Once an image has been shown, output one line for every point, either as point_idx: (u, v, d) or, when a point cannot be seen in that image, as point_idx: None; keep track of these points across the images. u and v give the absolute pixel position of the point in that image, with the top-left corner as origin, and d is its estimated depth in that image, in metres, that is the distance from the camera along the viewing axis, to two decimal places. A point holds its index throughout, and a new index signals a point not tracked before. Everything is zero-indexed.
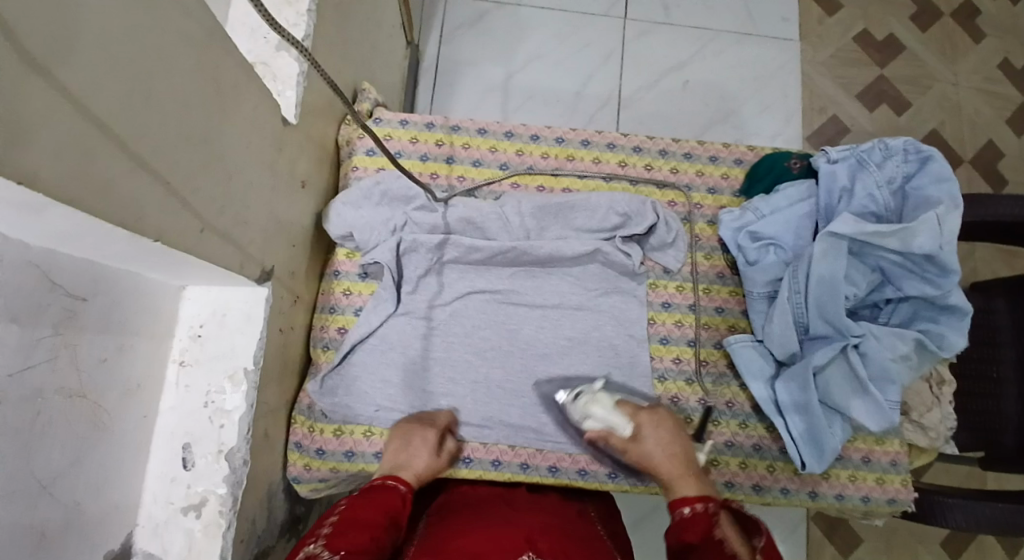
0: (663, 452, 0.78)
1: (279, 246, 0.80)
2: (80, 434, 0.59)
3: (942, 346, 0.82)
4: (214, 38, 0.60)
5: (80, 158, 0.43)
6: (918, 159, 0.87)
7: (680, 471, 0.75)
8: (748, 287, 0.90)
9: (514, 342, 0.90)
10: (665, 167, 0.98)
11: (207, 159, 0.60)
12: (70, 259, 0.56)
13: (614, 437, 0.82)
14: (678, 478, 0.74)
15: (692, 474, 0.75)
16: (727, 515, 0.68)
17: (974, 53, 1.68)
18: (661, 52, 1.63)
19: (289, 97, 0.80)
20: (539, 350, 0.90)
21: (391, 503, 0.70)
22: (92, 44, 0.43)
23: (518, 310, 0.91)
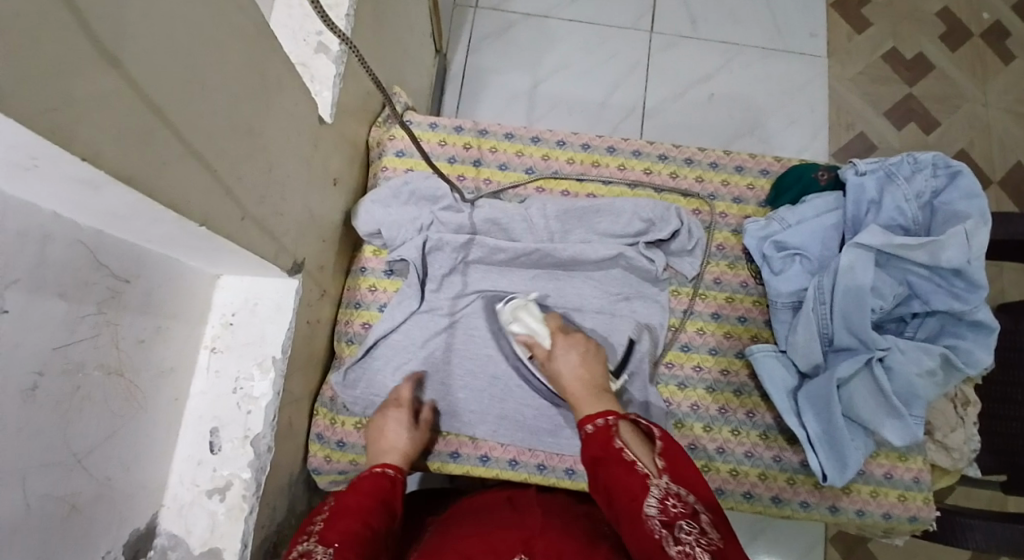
0: (572, 377, 0.78)
1: (309, 239, 0.81)
2: (115, 411, 0.61)
3: (969, 363, 0.81)
4: (263, 33, 0.62)
5: (137, 139, 0.45)
6: (948, 173, 0.86)
7: (582, 393, 0.76)
8: (772, 297, 0.89)
9: None
10: (690, 175, 0.98)
11: (250, 149, 0.62)
12: (116, 240, 0.58)
13: (536, 343, 0.84)
14: (580, 394, 0.76)
15: (599, 395, 0.76)
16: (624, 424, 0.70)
17: (1005, 73, 1.67)
18: (687, 65, 1.64)
19: (326, 96, 0.82)
20: None
21: (380, 486, 0.74)
22: (153, 31, 0.45)
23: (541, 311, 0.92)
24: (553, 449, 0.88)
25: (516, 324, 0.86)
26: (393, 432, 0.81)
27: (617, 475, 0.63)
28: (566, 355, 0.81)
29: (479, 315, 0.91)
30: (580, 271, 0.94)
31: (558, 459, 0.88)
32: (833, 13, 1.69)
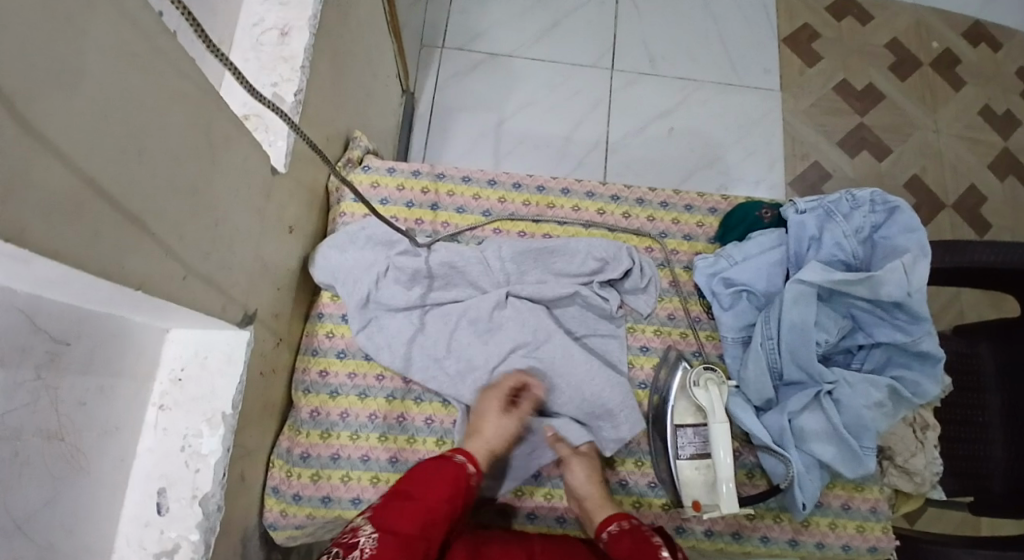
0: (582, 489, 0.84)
1: (263, 289, 0.82)
2: (55, 474, 0.61)
3: (915, 392, 0.83)
4: (208, 96, 0.64)
5: (66, 212, 0.46)
6: (885, 209, 0.89)
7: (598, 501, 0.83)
8: (723, 332, 0.92)
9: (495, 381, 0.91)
10: (642, 215, 1.01)
11: (195, 209, 0.63)
12: (55, 305, 0.59)
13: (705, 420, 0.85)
14: (595, 503, 0.83)
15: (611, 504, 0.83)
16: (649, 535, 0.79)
17: (953, 101, 1.73)
18: (649, 101, 1.69)
19: (279, 147, 0.83)
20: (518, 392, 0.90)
21: (452, 481, 0.80)
22: (86, 106, 0.46)
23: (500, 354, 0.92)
24: (514, 492, 0.88)
25: (701, 392, 0.86)
26: (500, 430, 0.86)
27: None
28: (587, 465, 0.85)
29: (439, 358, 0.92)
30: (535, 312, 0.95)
31: (520, 504, 0.88)
32: (786, 49, 1.75)
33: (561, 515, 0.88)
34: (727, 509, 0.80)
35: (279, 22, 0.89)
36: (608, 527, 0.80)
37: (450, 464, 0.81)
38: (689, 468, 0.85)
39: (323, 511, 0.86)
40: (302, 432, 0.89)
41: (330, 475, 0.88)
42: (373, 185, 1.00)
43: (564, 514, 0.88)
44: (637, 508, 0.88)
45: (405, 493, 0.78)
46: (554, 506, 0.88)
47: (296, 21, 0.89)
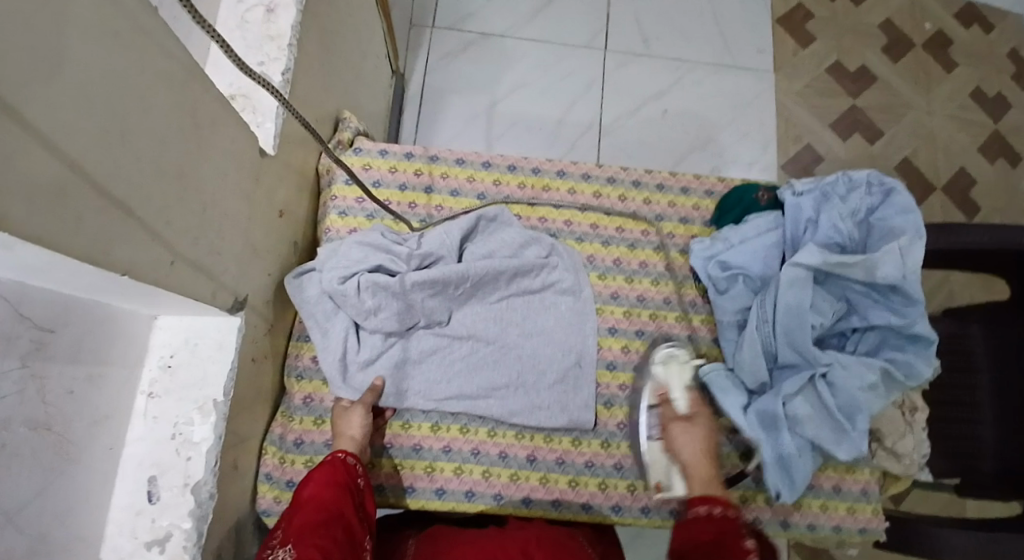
0: (694, 456, 0.81)
1: (254, 274, 0.81)
2: (45, 464, 0.60)
3: (908, 375, 0.84)
4: (193, 75, 0.61)
5: (49, 195, 0.44)
6: (882, 192, 0.89)
7: (705, 475, 0.80)
8: (718, 316, 0.91)
9: (493, 346, 0.90)
10: (638, 198, 1.00)
11: (181, 191, 0.61)
12: (38, 291, 0.58)
13: (668, 397, 0.86)
14: (698, 478, 0.79)
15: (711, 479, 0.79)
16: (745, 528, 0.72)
17: (946, 83, 1.73)
18: (642, 82, 1.67)
19: (268, 128, 0.81)
20: (513, 364, 0.90)
21: (339, 475, 0.76)
22: (67, 87, 0.45)
23: (503, 324, 0.91)
24: (509, 476, 0.87)
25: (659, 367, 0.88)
26: (359, 424, 0.83)
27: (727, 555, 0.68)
28: (699, 435, 0.83)
29: (449, 338, 0.91)
30: (526, 284, 0.93)
31: (515, 488, 0.87)
32: (781, 29, 1.73)
33: (557, 498, 0.87)
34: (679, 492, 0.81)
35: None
36: (698, 506, 0.74)
37: (335, 462, 0.77)
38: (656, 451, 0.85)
39: None
40: (295, 419, 0.88)
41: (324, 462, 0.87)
42: (366, 168, 0.98)
43: (559, 497, 0.87)
44: (631, 492, 0.88)
45: (303, 504, 0.73)
46: (550, 489, 0.87)
47: None
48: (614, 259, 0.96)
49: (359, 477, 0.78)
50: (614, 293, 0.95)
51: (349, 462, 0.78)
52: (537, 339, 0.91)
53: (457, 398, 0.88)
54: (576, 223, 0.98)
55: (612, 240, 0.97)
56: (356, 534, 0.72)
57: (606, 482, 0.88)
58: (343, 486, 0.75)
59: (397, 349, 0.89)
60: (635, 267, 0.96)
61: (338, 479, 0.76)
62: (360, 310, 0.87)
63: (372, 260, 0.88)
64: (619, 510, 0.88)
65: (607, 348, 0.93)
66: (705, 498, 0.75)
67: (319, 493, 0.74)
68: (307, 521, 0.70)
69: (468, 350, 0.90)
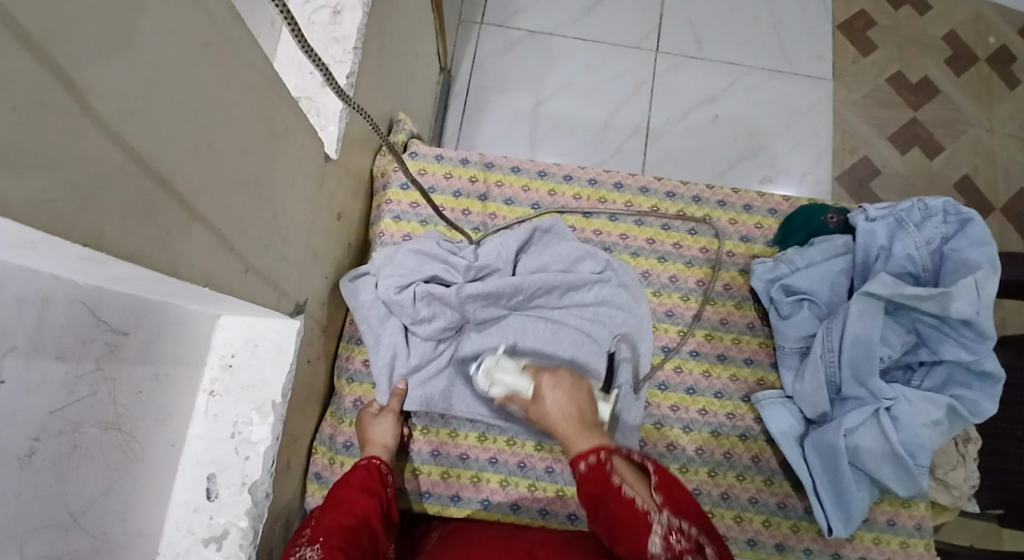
0: (561, 414, 0.76)
1: (312, 277, 0.81)
2: (111, 463, 0.60)
3: (974, 412, 0.81)
4: (271, 82, 0.61)
5: (140, 214, 0.44)
6: (958, 221, 0.85)
7: (575, 430, 0.74)
8: (779, 342, 0.88)
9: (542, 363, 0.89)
10: (697, 214, 0.97)
11: (256, 200, 0.61)
12: (115, 295, 0.58)
13: (517, 398, 0.81)
14: (572, 434, 0.74)
15: (592, 429, 0.74)
16: (619, 462, 0.70)
17: (1010, 99, 1.66)
18: (694, 86, 1.63)
19: (331, 131, 0.81)
20: None
21: (370, 483, 0.77)
22: (161, 103, 0.44)
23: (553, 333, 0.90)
24: (555, 492, 0.86)
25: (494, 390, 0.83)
26: (385, 430, 0.83)
27: (624, 516, 0.64)
28: (563, 387, 0.78)
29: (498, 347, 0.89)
30: (580, 298, 0.92)
31: (561, 503, 0.86)
32: (840, 36, 1.68)
33: None
34: None
35: (332, 0, 0.86)
36: (578, 463, 0.70)
37: (364, 471, 0.77)
38: None
39: None
40: (344, 420, 0.88)
41: None
42: (421, 172, 0.97)
43: None
44: None
45: (329, 507, 0.73)
46: None
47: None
48: (670, 276, 0.94)
49: (388, 487, 0.78)
50: (669, 310, 0.93)
51: (379, 467, 0.79)
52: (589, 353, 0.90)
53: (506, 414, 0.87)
54: (632, 237, 0.96)
55: (669, 256, 0.95)
56: (381, 548, 0.71)
57: None
58: (373, 494, 0.75)
59: (447, 355, 0.89)
60: (690, 285, 0.94)
61: (370, 486, 0.76)
62: (414, 319, 0.87)
63: (428, 269, 0.88)
64: None
65: (658, 368, 0.90)
66: (589, 449, 0.71)
67: (352, 497, 0.74)
68: (338, 524, 0.70)
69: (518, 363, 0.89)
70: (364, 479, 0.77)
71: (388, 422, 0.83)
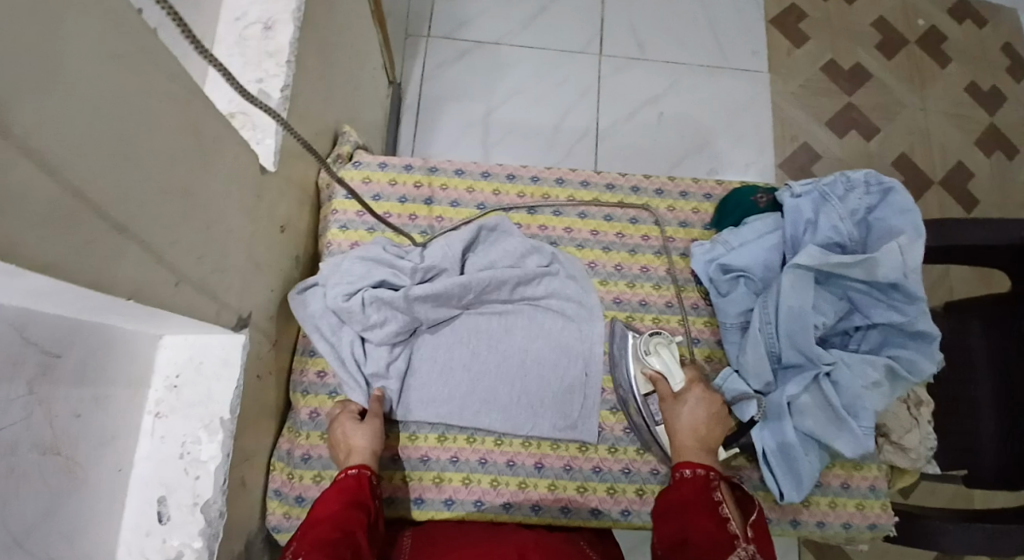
0: (688, 428, 0.81)
1: (257, 291, 0.81)
2: (53, 487, 0.60)
3: (912, 371, 0.84)
4: (194, 96, 0.62)
5: (57, 227, 0.44)
6: (880, 190, 0.89)
7: (689, 444, 0.80)
8: (721, 319, 0.91)
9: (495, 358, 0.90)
10: (637, 203, 1.00)
11: (185, 212, 0.61)
12: (45, 318, 0.58)
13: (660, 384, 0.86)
14: (686, 450, 0.80)
15: (706, 451, 0.80)
16: (726, 487, 0.76)
17: (940, 78, 1.73)
18: (638, 86, 1.68)
19: (268, 145, 0.81)
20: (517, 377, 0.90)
21: (365, 495, 0.76)
22: (74, 117, 0.45)
23: (506, 330, 0.92)
24: (518, 484, 0.87)
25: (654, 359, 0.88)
26: (365, 437, 0.82)
27: (707, 533, 0.69)
28: (706, 406, 0.83)
29: (453, 343, 0.91)
30: (528, 292, 0.93)
31: (524, 496, 0.87)
32: (774, 29, 1.74)
33: (566, 506, 0.87)
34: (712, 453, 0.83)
35: (263, 15, 0.86)
36: (683, 469, 0.77)
37: (354, 480, 0.77)
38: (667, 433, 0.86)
39: None
40: (302, 434, 0.88)
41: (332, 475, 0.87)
42: (365, 181, 0.99)
43: (569, 503, 0.87)
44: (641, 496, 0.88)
45: (319, 521, 0.72)
46: (559, 497, 0.87)
47: (280, 13, 0.87)
48: (616, 265, 0.96)
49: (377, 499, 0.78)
50: (617, 298, 0.95)
51: (366, 476, 0.78)
52: (540, 345, 0.91)
53: (462, 412, 0.88)
54: (576, 230, 0.98)
55: (613, 246, 0.98)
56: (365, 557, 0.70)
57: (614, 486, 0.88)
58: (340, 502, 0.74)
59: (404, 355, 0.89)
60: (636, 272, 0.96)
61: (358, 498, 0.75)
62: (366, 325, 0.88)
63: (376, 275, 0.89)
64: (630, 515, 0.87)
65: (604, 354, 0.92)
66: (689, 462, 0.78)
67: (322, 517, 0.72)
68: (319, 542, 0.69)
69: (472, 361, 0.90)
70: (355, 489, 0.76)
71: (370, 426, 0.82)
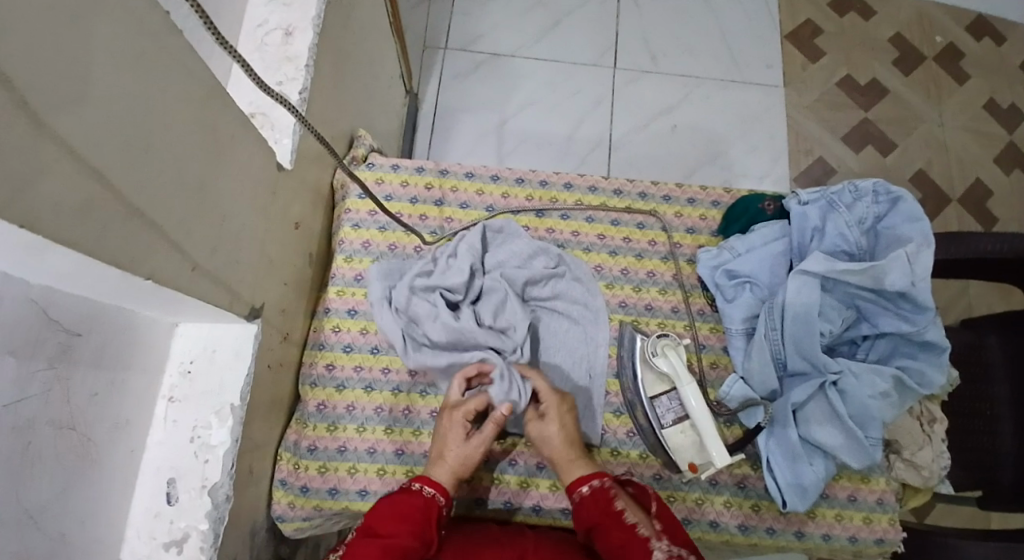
0: (559, 439, 0.83)
1: (270, 284, 0.83)
2: (67, 464, 0.62)
3: (921, 382, 0.83)
4: (213, 92, 0.64)
5: (78, 206, 0.47)
6: (888, 200, 0.90)
7: (564, 457, 0.83)
8: (726, 324, 0.92)
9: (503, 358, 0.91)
10: (644, 209, 1.01)
11: (201, 202, 0.64)
12: (67, 298, 0.60)
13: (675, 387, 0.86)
14: (564, 462, 0.83)
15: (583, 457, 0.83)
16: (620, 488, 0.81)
17: (959, 94, 1.73)
18: (651, 98, 1.69)
19: (285, 144, 0.84)
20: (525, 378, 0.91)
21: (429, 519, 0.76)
22: (96, 103, 0.47)
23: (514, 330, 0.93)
24: (519, 484, 0.88)
25: (661, 361, 0.86)
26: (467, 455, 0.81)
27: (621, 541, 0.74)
28: (565, 427, 0.84)
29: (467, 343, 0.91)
30: (536, 292, 0.95)
31: (525, 495, 0.87)
32: (789, 44, 1.75)
33: (566, 507, 0.87)
34: (720, 464, 0.80)
35: (283, 22, 0.90)
36: (579, 488, 0.80)
37: (421, 499, 0.77)
38: (675, 436, 0.85)
39: (330, 503, 0.88)
40: (309, 425, 0.90)
41: (337, 467, 0.89)
42: (378, 182, 1.01)
43: (569, 506, 0.87)
44: None
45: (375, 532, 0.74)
46: (560, 498, 0.87)
47: (299, 21, 0.90)
48: (622, 269, 0.97)
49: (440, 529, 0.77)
50: (622, 302, 0.96)
51: (438, 501, 0.78)
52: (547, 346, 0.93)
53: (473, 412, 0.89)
54: (584, 234, 0.99)
55: (620, 250, 0.98)
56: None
57: None
58: (415, 536, 0.74)
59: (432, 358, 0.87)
60: (643, 276, 0.97)
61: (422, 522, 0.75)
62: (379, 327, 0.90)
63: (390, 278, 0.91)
64: None
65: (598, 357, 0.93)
66: (580, 479, 0.81)
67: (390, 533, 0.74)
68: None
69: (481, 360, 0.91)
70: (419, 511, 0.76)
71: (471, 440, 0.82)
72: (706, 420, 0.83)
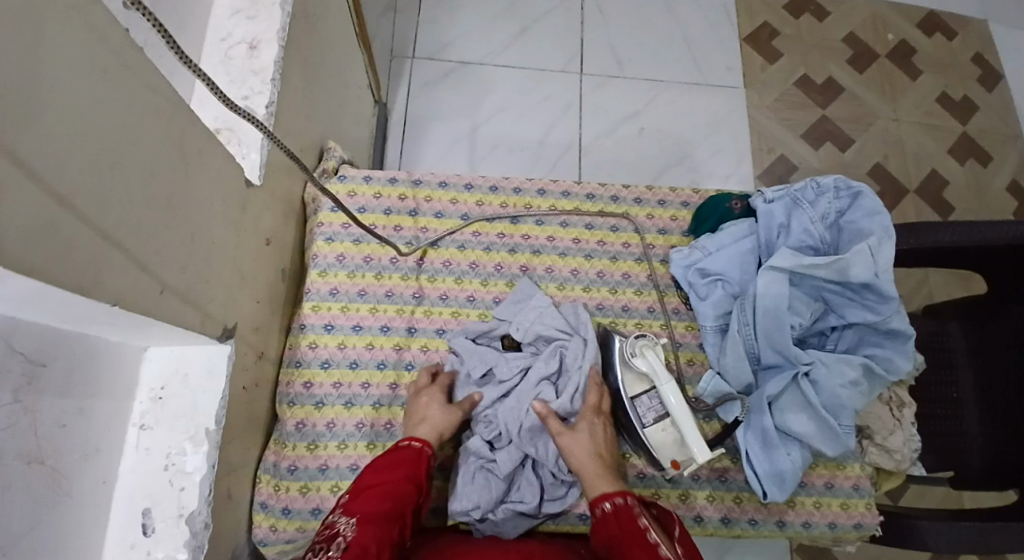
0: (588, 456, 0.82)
1: (243, 303, 0.82)
2: (36, 498, 0.60)
3: (889, 370, 0.86)
4: (178, 110, 0.64)
5: (40, 231, 0.46)
6: (849, 194, 0.92)
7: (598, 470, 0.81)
8: (701, 321, 0.94)
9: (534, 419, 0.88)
10: (617, 212, 1.03)
11: (168, 224, 0.63)
12: (29, 329, 0.59)
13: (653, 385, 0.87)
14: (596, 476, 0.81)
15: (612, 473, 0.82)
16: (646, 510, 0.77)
17: (913, 90, 1.79)
18: (618, 102, 1.72)
19: (253, 159, 0.83)
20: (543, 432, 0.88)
21: (409, 460, 0.80)
22: (56, 125, 0.46)
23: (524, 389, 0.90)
24: None
25: (639, 360, 0.87)
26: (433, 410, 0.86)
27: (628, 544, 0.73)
28: (583, 438, 0.84)
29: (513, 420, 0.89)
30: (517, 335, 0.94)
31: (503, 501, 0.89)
32: (749, 46, 1.79)
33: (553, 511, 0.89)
34: (699, 457, 0.80)
35: (248, 36, 0.89)
36: (602, 502, 0.77)
37: (405, 450, 0.81)
38: (656, 434, 0.86)
39: (312, 523, 0.87)
40: (288, 445, 0.89)
41: (319, 487, 0.88)
42: (351, 195, 1.00)
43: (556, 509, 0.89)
44: None
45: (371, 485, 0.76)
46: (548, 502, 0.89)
47: (265, 34, 0.89)
48: (598, 272, 0.99)
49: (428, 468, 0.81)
50: (599, 304, 0.97)
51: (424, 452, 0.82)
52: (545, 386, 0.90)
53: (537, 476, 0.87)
54: (559, 238, 1.01)
55: (595, 253, 1.00)
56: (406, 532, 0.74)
57: None
58: (408, 479, 0.78)
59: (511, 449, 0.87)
60: (618, 278, 0.99)
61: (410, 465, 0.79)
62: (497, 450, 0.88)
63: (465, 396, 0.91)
64: None
65: None
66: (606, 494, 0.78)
67: (386, 481, 0.77)
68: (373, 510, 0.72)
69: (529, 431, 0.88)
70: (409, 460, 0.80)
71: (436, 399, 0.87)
72: (686, 417, 0.84)
